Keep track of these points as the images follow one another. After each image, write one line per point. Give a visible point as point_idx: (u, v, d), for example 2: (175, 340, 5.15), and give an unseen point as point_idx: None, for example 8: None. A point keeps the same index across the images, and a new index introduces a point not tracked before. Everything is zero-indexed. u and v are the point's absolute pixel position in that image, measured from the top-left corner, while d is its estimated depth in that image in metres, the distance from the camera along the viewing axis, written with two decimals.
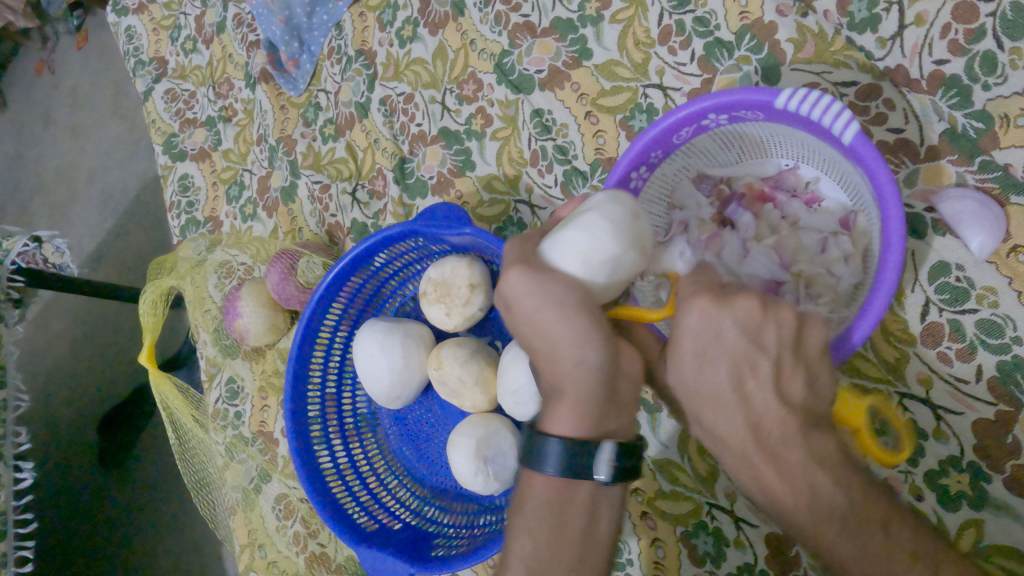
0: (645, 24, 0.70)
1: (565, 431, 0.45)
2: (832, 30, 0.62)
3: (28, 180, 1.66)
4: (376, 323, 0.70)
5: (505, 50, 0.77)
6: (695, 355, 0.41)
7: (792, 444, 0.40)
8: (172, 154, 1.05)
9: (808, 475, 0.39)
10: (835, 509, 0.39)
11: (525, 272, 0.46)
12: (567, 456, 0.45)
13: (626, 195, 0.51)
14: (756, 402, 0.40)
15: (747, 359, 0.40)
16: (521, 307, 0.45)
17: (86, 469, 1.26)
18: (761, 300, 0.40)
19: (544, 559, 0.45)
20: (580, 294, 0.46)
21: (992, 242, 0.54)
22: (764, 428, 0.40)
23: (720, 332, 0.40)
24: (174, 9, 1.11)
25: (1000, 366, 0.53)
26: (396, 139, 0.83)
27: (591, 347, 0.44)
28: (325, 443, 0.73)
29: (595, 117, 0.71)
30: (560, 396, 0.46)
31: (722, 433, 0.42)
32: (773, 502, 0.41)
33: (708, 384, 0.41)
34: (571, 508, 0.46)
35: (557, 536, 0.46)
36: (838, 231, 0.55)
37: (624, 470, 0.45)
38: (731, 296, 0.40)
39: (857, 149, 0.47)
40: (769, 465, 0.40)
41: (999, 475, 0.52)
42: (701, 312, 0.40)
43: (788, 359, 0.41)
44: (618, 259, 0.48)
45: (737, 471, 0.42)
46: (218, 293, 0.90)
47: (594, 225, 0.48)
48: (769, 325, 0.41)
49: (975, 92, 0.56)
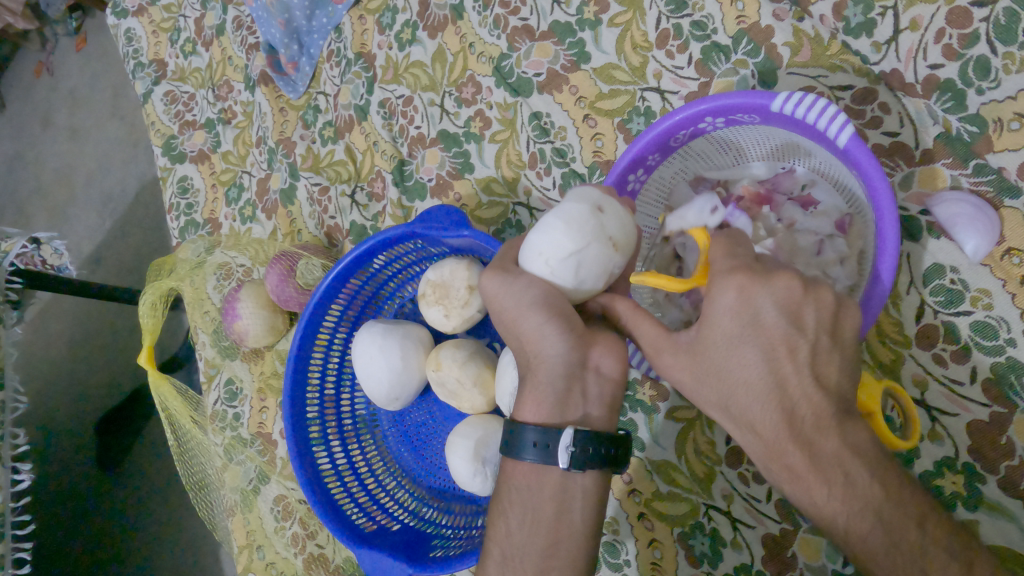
0: (642, 28, 0.70)
1: (529, 417, 0.47)
2: (828, 34, 0.62)
3: (27, 181, 1.66)
4: (374, 325, 0.70)
5: (503, 53, 0.77)
6: (729, 335, 0.42)
7: (826, 432, 0.40)
8: (172, 155, 1.06)
9: (843, 465, 0.39)
10: (870, 502, 0.39)
11: (491, 273, 0.49)
12: (534, 440, 0.45)
13: (591, 191, 0.51)
14: (792, 387, 0.41)
15: (785, 342, 0.41)
16: (489, 305, 0.49)
17: (84, 470, 1.26)
18: (800, 280, 0.42)
19: (517, 542, 0.48)
20: (542, 290, 0.47)
21: (986, 245, 0.54)
22: (798, 413, 0.40)
23: (757, 312, 0.41)
24: (174, 11, 1.11)
25: (994, 367, 0.54)
26: (394, 141, 0.83)
27: (548, 339, 0.46)
28: (324, 444, 0.73)
29: (592, 120, 0.71)
30: (525, 386, 0.48)
31: (754, 418, 0.41)
32: (804, 492, 0.40)
33: (740, 366, 0.41)
34: (539, 494, 0.47)
35: (527, 520, 0.47)
36: (834, 233, 0.56)
37: (592, 457, 0.45)
38: (769, 274, 0.41)
39: (852, 152, 0.47)
40: (801, 452, 0.40)
41: (994, 475, 0.52)
42: (739, 289, 0.41)
43: (826, 344, 0.41)
44: (579, 254, 0.48)
45: (764, 460, 0.42)
46: (217, 295, 0.90)
47: (548, 226, 0.49)
48: (808, 306, 0.41)
49: (969, 96, 0.57)
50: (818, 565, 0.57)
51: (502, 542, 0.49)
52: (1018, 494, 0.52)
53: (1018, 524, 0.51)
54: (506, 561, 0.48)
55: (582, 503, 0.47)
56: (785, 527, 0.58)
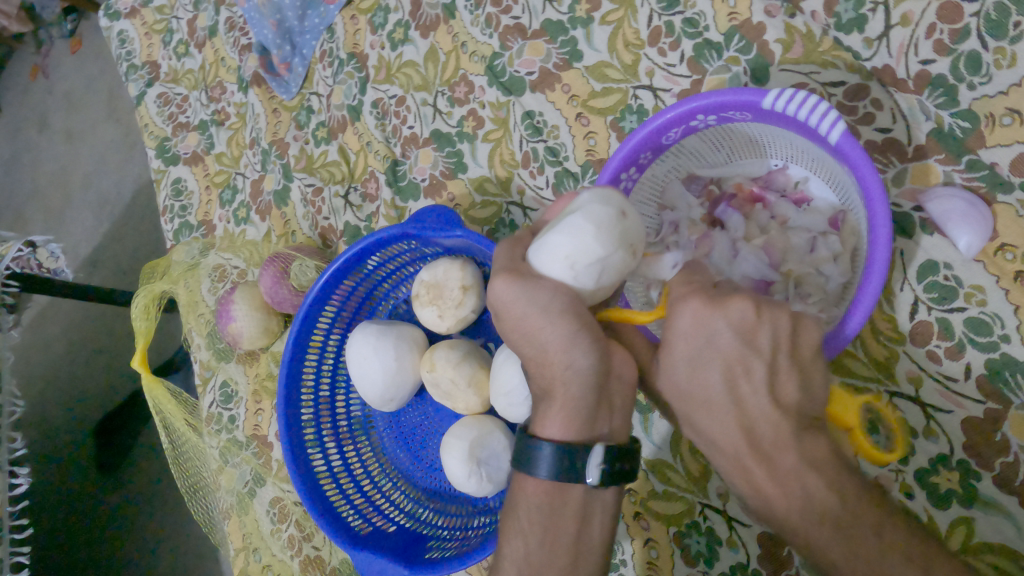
0: (634, 25, 0.70)
1: (554, 434, 0.46)
2: (820, 31, 0.62)
3: (22, 184, 1.66)
4: (368, 326, 0.70)
5: (495, 52, 0.77)
6: (689, 357, 0.42)
7: (784, 447, 0.40)
8: (165, 158, 1.05)
9: (801, 478, 0.39)
10: (828, 514, 0.38)
11: (512, 279, 0.46)
12: (559, 457, 0.45)
13: (613, 192, 0.50)
14: (749, 406, 0.41)
15: (741, 362, 0.41)
16: (508, 313, 0.46)
17: (83, 473, 1.26)
18: (755, 303, 0.41)
19: (537, 562, 0.47)
20: (569, 298, 0.46)
21: (979, 241, 0.54)
22: (756, 431, 0.40)
23: (711, 333, 0.41)
24: (167, 13, 1.11)
25: (988, 364, 0.53)
26: (388, 141, 0.83)
27: (578, 350, 0.45)
28: (319, 445, 0.73)
29: (585, 119, 0.71)
30: (549, 400, 0.46)
31: (716, 435, 0.42)
32: (765, 506, 0.41)
33: (700, 386, 0.42)
34: (562, 512, 0.47)
35: (549, 539, 0.47)
36: (827, 230, 0.55)
37: (613, 474, 0.45)
38: (724, 298, 0.41)
39: (844, 149, 0.47)
40: (760, 468, 0.40)
41: (989, 472, 0.52)
42: (693, 313, 0.41)
43: (784, 363, 0.41)
44: (604, 260, 0.47)
45: (731, 473, 0.42)
46: (211, 297, 0.91)
47: (578, 228, 0.47)
48: (763, 327, 0.41)
49: (961, 91, 0.57)
50: None
51: (502, 544, 0.50)
52: (1014, 491, 0.51)
53: (1014, 521, 0.51)
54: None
55: (602, 515, 0.48)
56: (781, 526, 0.58)
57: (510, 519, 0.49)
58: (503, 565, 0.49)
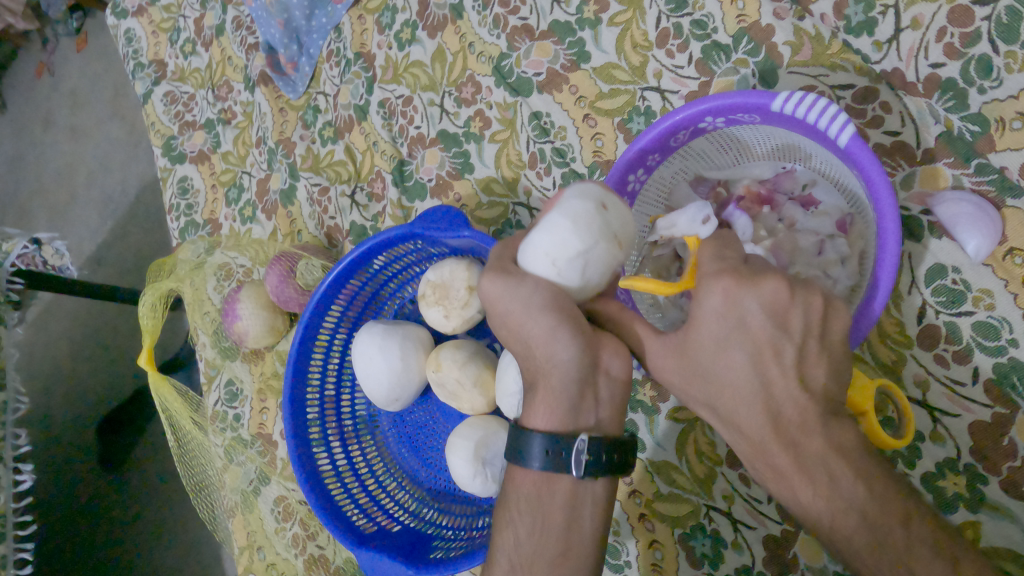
0: (642, 27, 0.70)
1: (540, 424, 0.47)
2: (828, 33, 0.62)
3: (28, 181, 1.67)
4: (374, 325, 0.70)
5: (503, 53, 0.77)
6: (716, 339, 0.42)
7: (811, 433, 0.40)
8: (172, 156, 1.06)
9: (826, 465, 0.40)
10: (853, 501, 0.39)
11: (496, 276, 0.48)
12: (546, 448, 0.45)
13: (594, 185, 0.49)
14: (777, 390, 0.41)
15: (770, 346, 0.41)
16: (493, 309, 0.48)
17: (87, 469, 1.26)
18: (788, 284, 0.41)
19: (527, 553, 0.47)
20: (550, 293, 0.47)
21: (988, 245, 0.54)
22: (783, 415, 0.41)
23: (742, 315, 0.41)
24: (173, 11, 1.11)
25: (996, 368, 0.53)
26: (394, 141, 0.83)
27: (558, 343, 0.46)
28: (324, 444, 0.73)
29: (592, 120, 0.71)
30: (536, 391, 0.48)
31: (740, 419, 0.42)
32: (791, 492, 0.42)
33: (727, 369, 0.42)
34: (549, 502, 0.47)
35: (538, 530, 0.47)
36: (834, 233, 0.56)
37: (601, 465, 0.45)
38: (756, 278, 0.41)
39: (853, 152, 0.47)
40: (785, 452, 0.41)
41: (996, 477, 0.52)
42: (725, 292, 0.41)
43: (814, 348, 0.41)
44: (585, 254, 0.47)
45: (752, 457, 0.43)
46: (218, 297, 0.90)
47: (555, 225, 0.47)
48: (796, 309, 0.41)
49: (971, 95, 0.56)
50: (819, 566, 0.57)
51: (494, 542, 0.50)
52: (1021, 495, 0.51)
53: (1021, 525, 0.51)
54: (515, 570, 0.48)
55: (592, 507, 0.48)
56: (786, 528, 0.58)
57: (502, 512, 0.49)
58: (495, 560, 0.49)
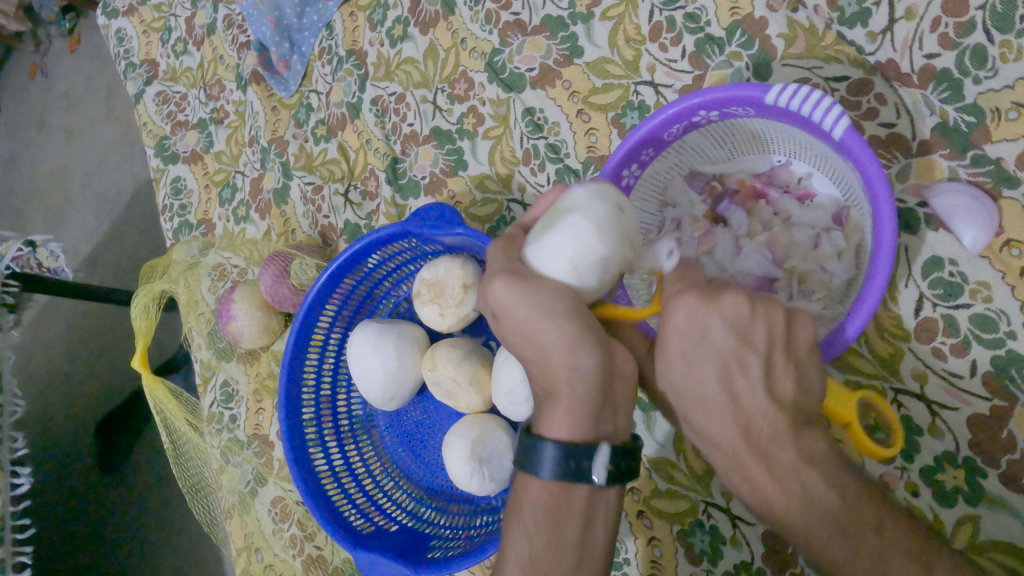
0: (635, 21, 0.69)
1: (560, 434, 0.45)
2: (823, 25, 0.62)
3: (23, 183, 1.66)
4: (369, 325, 0.69)
5: (496, 49, 0.76)
6: (683, 354, 0.42)
7: (782, 442, 0.39)
8: (165, 156, 1.05)
9: (798, 474, 0.39)
10: (827, 512, 0.38)
11: (513, 281, 0.46)
12: (566, 458, 0.45)
13: (610, 189, 0.49)
14: (745, 402, 0.40)
15: (735, 358, 0.40)
16: (511, 315, 0.46)
17: (85, 471, 1.26)
18: (748, 299, 0.41)
19: (542, 563, 0.46)
20: (572, 298, 0.46)
21: (985, 237, 0.53)
22: (753, 426, 0.40)
23: (706, 330, 0.41)
24: (164, 10, 1.10)
25: (994, 360, 0.53)
26: (388, 139, 0.82)
27: (583, 352, 0.45)
28: (320, 445, 0.73)
29: (586, 115, 0.71)
30: (553, 400, 0.46)
31: (713, 432, 0.42)
32: (765, 505, 0.40)
33: (695, 384, 0.42)
34: (567, 514, 0.46)
35: (554, 539, 0.46)
36: (830, 226, 0.55)
37: (618, 473, 0.46)
38: (718, 295, 0.41)
39: (848, 144, 0.46)
40: (759, 466, 0.40)
41: (995, 470, 0.52)
42: (688, 310, 0.41)
43: (780, 359, 0.41)
44: (607, 260, 0.47)
45: (728, 472, 0.42)
46: (213, 297, 0.90)
47: (579, 228, 0.47)
48: (758, 323, 0.41)
49: (966, 86, 0.56)
50: None
51: (504, 546, 0.49)
52: (1020, 488, 0.51)
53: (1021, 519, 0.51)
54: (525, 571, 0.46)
55: (605, 518, 0.48)
56: None
57: (513, 520, 0.48)
58: (505, 565, 0.48)
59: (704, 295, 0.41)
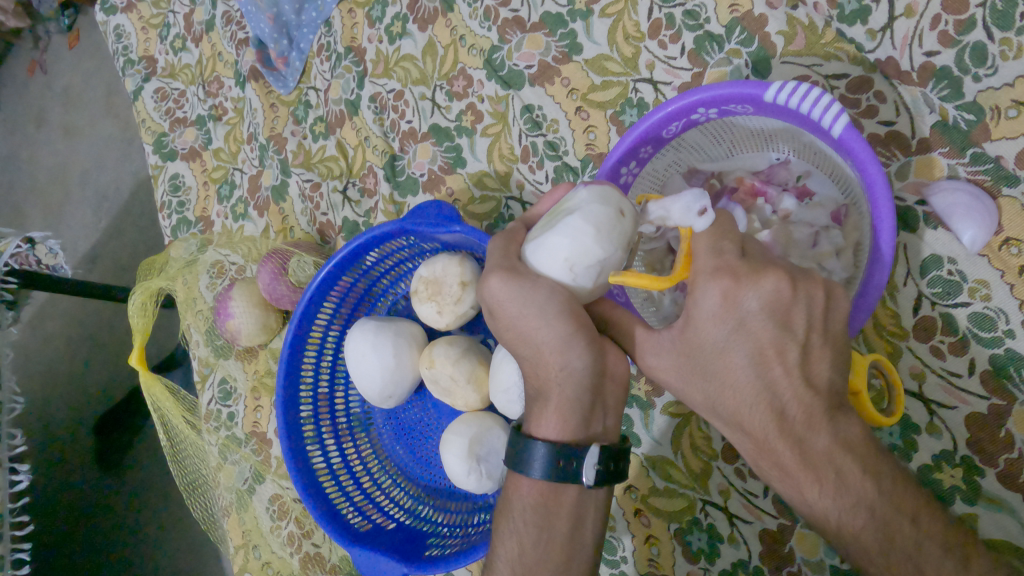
0: (634, 18, 0.69)
1: (550, 434, 0.45)
2: (822, 22, 0.61)
3: (21, 180, 1.65)
4: (367, 322, 0.69)
5: (494, 46, 0.76)
6: (716, 341, 0.41)
7: (817, 429, 0.40)
8: (163, 153, 1.05)
9: (834, 461, 0.39)
10: (862, 499, 0.38)
11: (508, 278, 0.46)
12: (553, 458, 0.45)
13: (612, 189, 0.48)
14: (781, 387, 0.40)
15: (773, 345, 0.40)
16: (504, 312, 0.46)
17: (84, 469, 1.26)
18: (789, 279, 0.40)
19: (530, 561, 0.47)
20: (566, 298, 0.46)
21: (984, 234, 0.53)
22: (788, 412, 0.40)
23: (743, 315, 0.40)
24: (162, 7, 1.10)
25: (992, 359, 0.53)
26: (386, 136, 0.82)
27: (574, 352, 0.44)
28: (318, 442, 0.73)
29: (585, 113, 0.70)
30: (545, 400, 0.46)
31: (743, 418, 0.42)
32: (797, 491, 0.41)
33: (727, 370, 0.41)
34: (557, 513, 0.46)
35: (543, 538, 0.46)
36: (830, 224, 0.55)
37: (609, 475, 0.45)
38: (755, 275, 0.40)
39: (847, 142, 0.46)
40: (791, 451, 0.40)
41: (992, 469, 0.52)
42: (723, 293, 0.40)
43: (817, 343, 0.41)
44: (604, 262, 0.47)
45: (757, 457, 0.43)
46: (210, 293, 0.90)
47: (577, 230, 0.46)
48: (797, 306, 0.40)
49: (965, 83, 0.56)
50: (815, 561, 0.56)
51: (495, 545, 0.50)
52: (1018, 487, 0.51)
53: (1017, 517, 0.51)
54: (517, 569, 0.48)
55: (594, 515, 0.48)
56: (782, 523, 0.57)
57: (504, 518, 0.49)
58: (496, 564, 0.49)
59: (744, 277, 0.40)
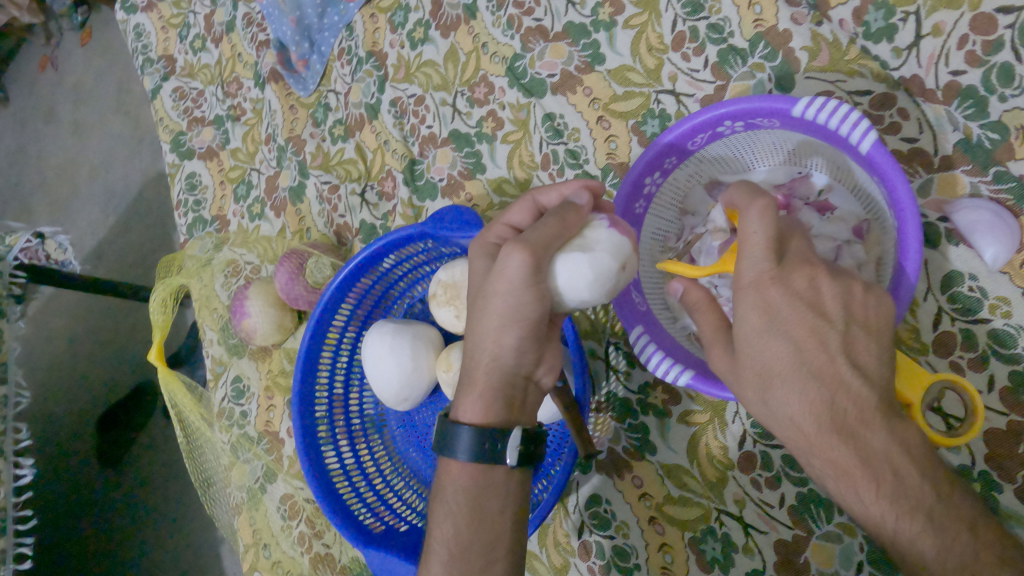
0: (658, 30, 0.70)
1: (471, 418, 0.48)
2: (847, 39, 0.62)
3: (30, 175, 1.66)
4: (385, 324, 0.70)
5: (516, 54, 0.77)
6: (757, 330, 0.44)
7: (873, 426, 0.40)
8: (180, 152, 1.05)
9: (891, 459, 0.40)
10: (920, 502, 0.39)
11: (529, 263, 0.45)
12: (480, 440, 0.46)
13: (628, 245, 0.51)
14: (828, 375, 0.41)
15: (816, 334, 0.42)
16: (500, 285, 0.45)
17: (89, 462, 1.26)
18: (823, 271, 0.44)
19: (464, 541, 0.47)
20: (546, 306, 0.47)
21: (1006, 252, 0.54)
22: (840, 405, 0.41)
23: (783, 305, 0.43)
24: (183, 7, 1.11)
25: (1012, 375, 0.53)
26: (406, 140, 0.83)
27: (513, 351, 0.46)
28: (332, 442, 0.73)
29: (606, 122, 0.71)
30: (471, 383, 0.48)
31: (796, 414, 0.42)
32: (853, 493, 0.40)
33: (774, 359, 0.43)
34: (487, 492, 0.48)
35: (474, 519, 0.47)
36: (851, 239, 0.55)
37: (528, 455, 0.48)
38: (790, 269, 0.43)
39: (875, 158, 0.47)
40: (847, 446, 0.40)
41: (1010, 484, 0.52)
42: (757, 284, 0.44)
43: (858, 334, 0.42)
44: (584, 301, 0.50)
45: (811, 458, 0.43)
46: (225, 292, 0.91)
47: (581, 268, 0.48)
48: (833, 295, 0.43)
49: (991, 103, 0.56)
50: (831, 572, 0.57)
51: (429, 528, 0.50)
52: None
53: None
54: (454, 562, 0.47)
55: (516, 499, 0.49)
56: (798, 534, 0.58)
57: (437, 502, 0.49)
58: (431, 547, 0.49)
59: (779, 263, 0.43)
